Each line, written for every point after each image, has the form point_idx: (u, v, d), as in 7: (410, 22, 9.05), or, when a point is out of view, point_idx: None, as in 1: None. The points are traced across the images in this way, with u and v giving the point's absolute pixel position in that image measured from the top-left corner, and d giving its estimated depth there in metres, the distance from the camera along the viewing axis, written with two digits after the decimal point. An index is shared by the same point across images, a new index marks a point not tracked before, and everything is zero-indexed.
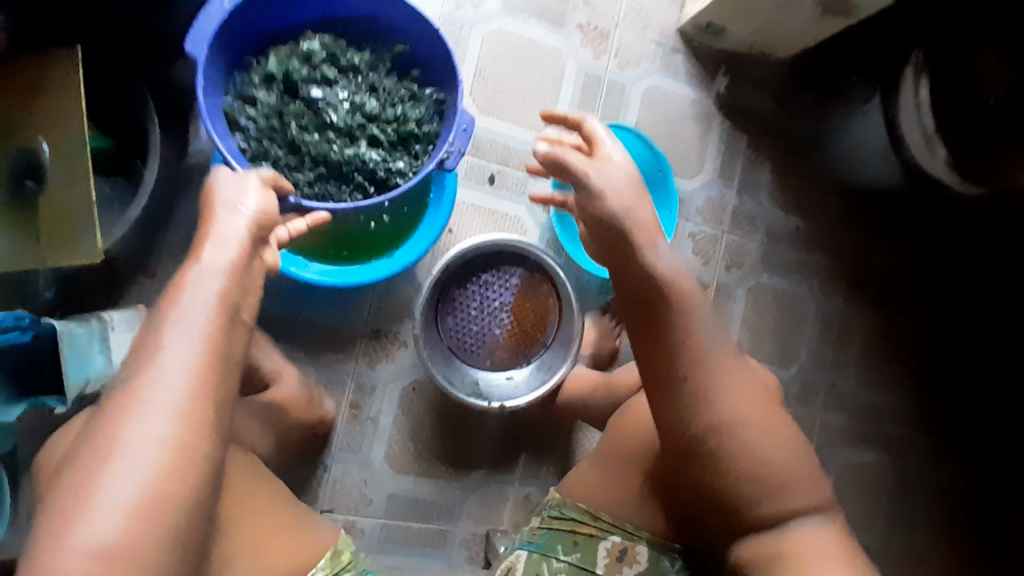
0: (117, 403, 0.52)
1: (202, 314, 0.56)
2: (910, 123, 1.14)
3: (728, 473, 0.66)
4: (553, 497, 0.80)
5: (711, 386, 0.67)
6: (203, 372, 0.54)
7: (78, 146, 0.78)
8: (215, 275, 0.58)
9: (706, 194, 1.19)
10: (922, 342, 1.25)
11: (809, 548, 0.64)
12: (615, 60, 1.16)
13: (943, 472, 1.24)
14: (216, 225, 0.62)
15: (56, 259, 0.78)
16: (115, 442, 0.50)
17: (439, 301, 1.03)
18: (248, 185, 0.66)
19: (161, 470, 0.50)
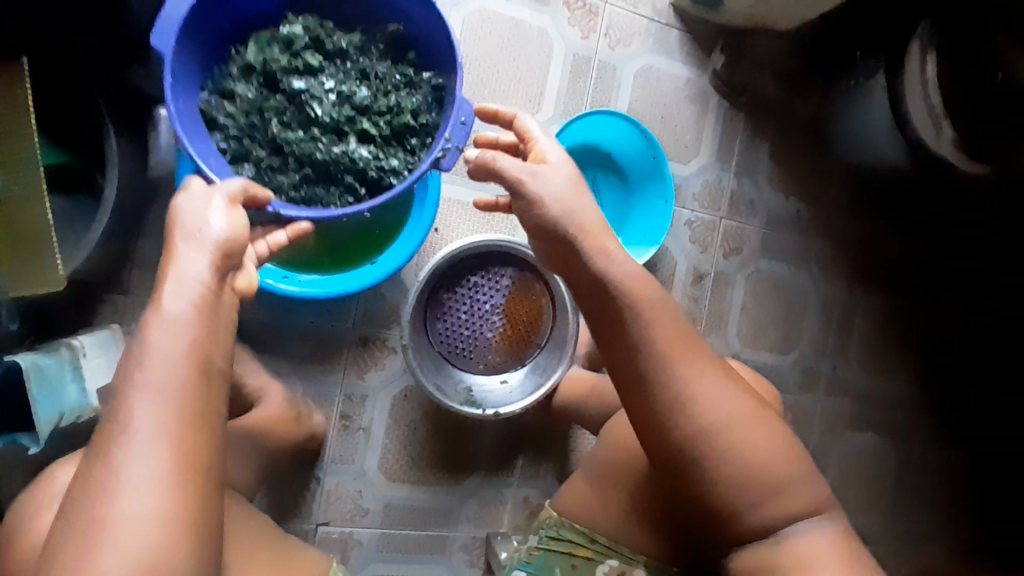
0: (94, 474, 0.50)
1: (174, 365, 0.53)
2: (916, 100, 1.09)
3: (720, 482, 0.59)
4: (551, 516, 0.76)
5: (694, 386, 0.60)
6: (176, 442, 0.51)
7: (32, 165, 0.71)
8: (180, 316, 0.55)
9: (703, 178, 1.14)
10: (923, 323, 1.23)
11: (814, 556, 0.58)
12: (605, 39, 1.09)
13: (944, 453, 1.23)
14: (171, 272, 0.57)
15: (15, 289, 0.73)
16: (101, 515, 0.48)
17: (428, 307, 0.98)
18: (212, 206, 0.61)
19: (153, 538, 0.48)
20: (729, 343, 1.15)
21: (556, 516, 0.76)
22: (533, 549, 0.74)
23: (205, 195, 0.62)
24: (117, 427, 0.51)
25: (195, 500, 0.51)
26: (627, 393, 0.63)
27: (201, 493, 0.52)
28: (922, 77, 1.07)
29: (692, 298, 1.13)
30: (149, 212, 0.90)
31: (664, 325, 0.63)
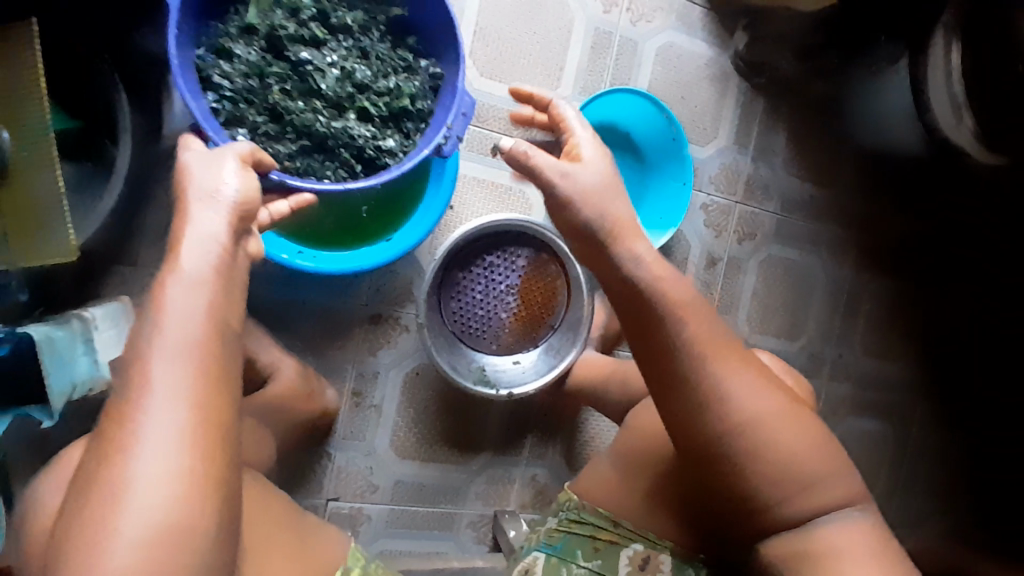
0: (110, 436, 0.46)
1: (191, 324, 0.49)
2: (939, 90, 1.09)
3: (751, 474, 0.60)
4: (571, 500, 0.78)
5: (726, 383, 0.60)
6: (203, 407, 0.47)
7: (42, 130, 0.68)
8: (196, 275, 0.51)
9: (720, 161, 1.13)
10: (929, 311, 1.24)
11: (845, 545, 0.59)
12: (627, 14, 1.06)
13: (943, 439, 1.26)
14: (193, 224, 0.53)
15: (28, 257, 0.69)
16: (116, 480, 0.45)
17: (442, 286, 0.98)
18: (224, 167, 0.57)
19: (173, 505, 0.45)
20: (739, 327, 1.15)
21: (578, 500, 0.78)
22: (553, 531, 0.76)
23: (218, 155, 0.58)
24: (132, 386, 0.47)
25: (216, 468, 0.47)
26: (656, 389, 0.63)
27: (223, 461, 0.48)
28: (947, 65, 1.05)
29: (704, 282, 1.13)
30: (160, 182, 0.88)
31: (696, 321, 0.62)
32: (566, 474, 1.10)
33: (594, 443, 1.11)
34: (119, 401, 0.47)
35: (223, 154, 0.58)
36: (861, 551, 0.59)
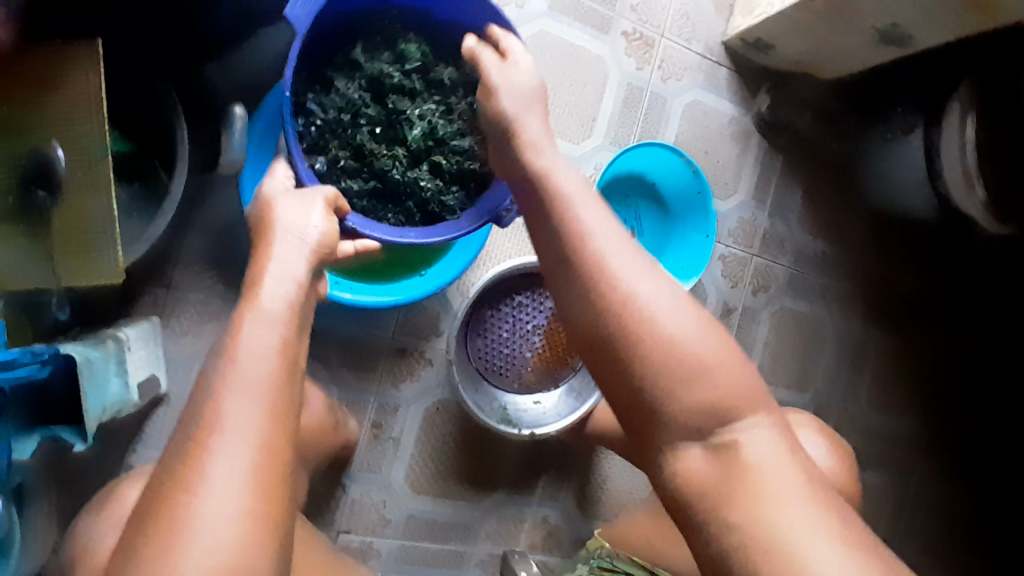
0: (176, 474, 0.45)
1: (265, 360, 0.50)
2: (952, 160, 1.14)
3: (660, 385, 0.55)
4: (604, 547, 0.81)
5: (628, 287, 0.58)
6: (268, 442, 0.47)
7: (96, 152, 0.65)
8: (274, 311, 0.53)
9: (739, 216, 1.16)
10: (931, 369, 1.28)
11: (763, 465, 0.54)
12: (658, 71, 1.11)
13: (942, 495, 1.28)
14: (275, 258, 0.57)
15: (69, 277, 0.67)
16: (180, 516, 0.43)
17: (469, 322, 0.99)
18: (310, 207, 0.62)
19: (237, 545, 0.43)
20: None
21: (609, 547, 0.80)
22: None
23: (301, 198, 0.63)
24: (204, 419, 0.46)
25: (278, 512, 0.46)
26: (570, 300, 0.60)
27: (283, 502, 0.47)
28: (961, 137, 1.12)
29: None
30: (202, 206, 0.89)
31: (600, 233, 0.61)
32: (576, 516, 1.11)
33: (606, 485, 1.12)
34: (187, 435, 0.46)
35: (305, 198, 0.63)
36: (784, 479, 0.53)
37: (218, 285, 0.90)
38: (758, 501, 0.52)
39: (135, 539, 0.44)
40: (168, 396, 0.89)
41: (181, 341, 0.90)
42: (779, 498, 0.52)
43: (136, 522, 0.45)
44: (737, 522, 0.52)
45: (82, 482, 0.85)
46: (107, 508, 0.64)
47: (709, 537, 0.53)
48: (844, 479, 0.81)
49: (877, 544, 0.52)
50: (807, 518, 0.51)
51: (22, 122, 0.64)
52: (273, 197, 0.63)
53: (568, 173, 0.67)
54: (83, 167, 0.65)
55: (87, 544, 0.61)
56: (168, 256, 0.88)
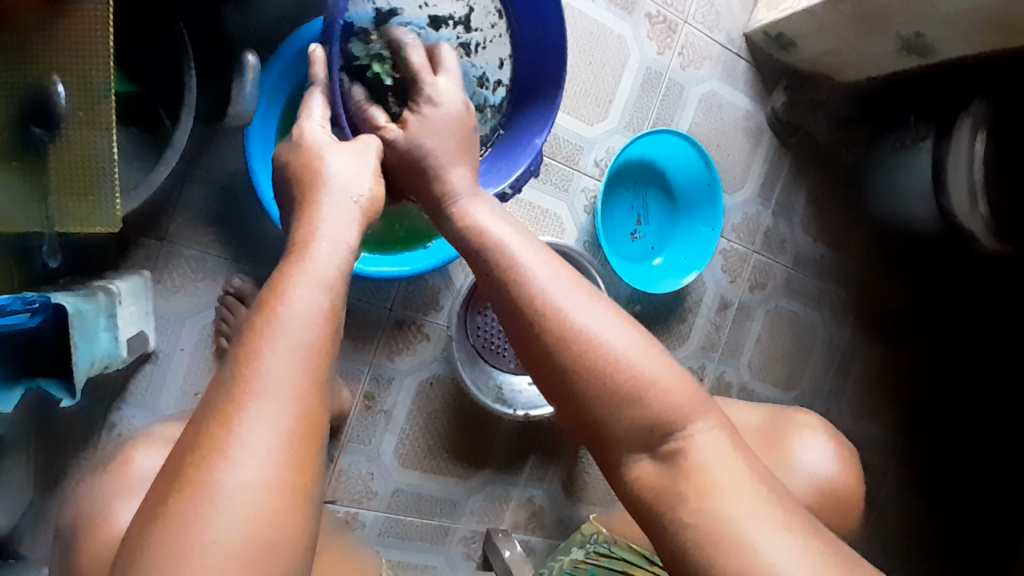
0: (210, 433, 0.42)
1: (311, 326, 0.47)
2: (959, 178, 1.16)
3: (602, 404, 0.52)
4: (601, 533, 0.82)
5: (564, 310, 0.54)
6: (301, 406, 0.44)
7: (101, 91, 0.56)
8: (328, 275, 0.51)
9: (744, 212, 1.16)
10: (911, 375, 1.32)
11: (715, 467, 0.51)
12: (678, 58, 1.09)
13: (910, 499, 1.32)
14: (327, 224, 0.55)
15: (60, 222, 0.58)
16: (209, 481, 0.40)
17: (472, 299, 0.98)
18: (364, 167, 0.61)
19: (270, 518, 0.41)
20: (739, 373, 1.18)
21: (607, 534, 0.82)
22: (581, 563, 0.80)
23: (354, 156, 0.61)
24: (242, 381, 0.44)
25: (309, 483, 0.43)
26: (509, 325, 0.56)
27: (315, 474, 0.44)
28: (970, 152, 1.14)
29: (714, 325, 1.15)
30: (201, 159, 0.85)
31: (539, 263, 0.57)
32: (561, 498, 1.11)
33: (590, 471, 1.13)
34: (225, 392, 0.44)
35: (356, 155, 0.62)
36: (731, 475, 0.50)
37: (216, 243, 0.87)
38: (716, 507, 0.49)
39: (159, 501, 0.41)
40: (155, 354, 0.85)
41: (173, 299, 0.86)
42: (734, 494, 0.49)
43: (162, 481, 0.42)
44: (693, 521, 0.49)
45: (65, 439, 0.82)
46: (114, 470, 0.63)
47: (670, 537, 0.50)
48: (851, 490, 0.82)
49: (842, 550, 0.49)
50: (763, 513, 0.48)
51: (14, 46, 0.55)
52: (323, 149, 0.60)
53: (501, 218, 0.63)
54: (86, 104, 0.56)
55: (91, 510, 0.59)
56: (163, 209, 0.84)
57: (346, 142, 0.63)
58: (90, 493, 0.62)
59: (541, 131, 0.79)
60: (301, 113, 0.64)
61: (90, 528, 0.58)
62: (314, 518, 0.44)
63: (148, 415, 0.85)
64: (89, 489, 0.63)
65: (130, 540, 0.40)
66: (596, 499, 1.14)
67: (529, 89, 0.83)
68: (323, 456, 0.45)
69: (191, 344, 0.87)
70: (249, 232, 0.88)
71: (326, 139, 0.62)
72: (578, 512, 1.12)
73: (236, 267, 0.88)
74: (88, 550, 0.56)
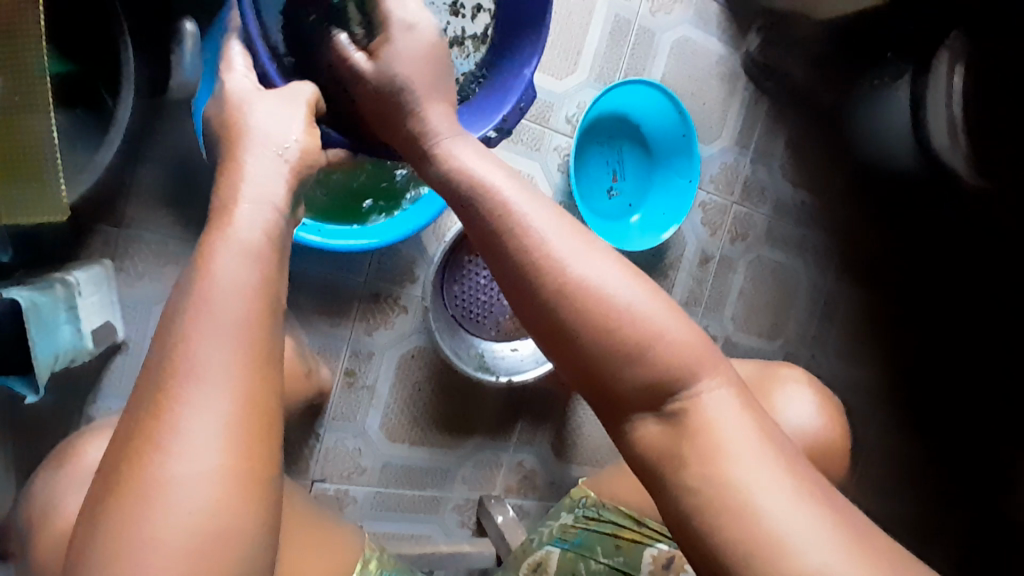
0: (143, 426, 0.41)
1: (241, 298, 0.45)
2: (940, 110, 1.15)
3: (611, 364, 0.49)
4: (589, 497, 0.81)
5: (567, 265, 0.50)
6: (240, 388, 0.42)
7: (35, 69, 0.53)
8: (253, 241, 0.48)
9: (723, 161, 1.14)
10: (895, 318, 1.32)
11: (725, 430, 0.48)
12: (648, 3, 1.05)
13: (898, 440, 1.33)
14: (247, 180, 0.51)
15: (9, 216, 0.56)
16: (145, 470, 0.39)
17: (447, 268, 0.97)
18: (289, 114, 0.58)
19: (220, 509, 0.40)
20: (724, 326, 1.17)
21: (596, 496, 0.80)
22: (570, 527, 0.80)
23: (282, 106, 0.58)
24: (172, 366, 0.42)
25: (263, 467, 0.42)
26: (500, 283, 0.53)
27: (268, 456, 0.43)
28: (948, 87, 1.13)
29: (696, 280, 1.13)
30: (154, 138, 0.81)
31: (534, 210, 0.53)
32: (552, 460, 1.12)
33: (581, 431, 1.13)
34: (155, 378, 0.42)
35: (282, 106, 0.58)
36: (740, 438, 0.48)
37: (176, 225, 0.84)
38: (732, 477, 0.46)
39: (105, 491, 0.40)
40: (126, 344, 0.83)
41: (137, 287, 0.83)
42: (744, 457, 0.47)
43: (101, 477, 0.41)
44: (697, 483, 0.47)
45: (36, 434, 0.80)
46: (65, 465, 0.62)
47: (677, 502, 0.48)
48: (834, 437, 0.82)
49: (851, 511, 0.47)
50: (779, 481, 0.46)
51: None
52: (244, 100, 0.57)
53: (487, 161, 0.58)
54: (20, 87, 0.53)
55: (56, 506, 0.58)
56: (117, 193, 0.81)
57: (275, 90, 0.60)
58: (52, 488, 0.61)
59: (530, 62, 0.74)
60: (222, 65, 0.61)
61: (50, 522, 0.57)
62: (274, 501, 0.43)
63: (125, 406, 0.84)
64: (50, 484, 0.61)
65: (75, 539, 0.40)
66: (586, 459, 1.14)
67: (517, 18, 0.78)
68: (277, 439, 0.44)
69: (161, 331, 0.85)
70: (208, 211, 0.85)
71: (247, 86, 0.59)
72: (569, 473, 1.13)
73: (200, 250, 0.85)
74: (57, 544, 0.54)
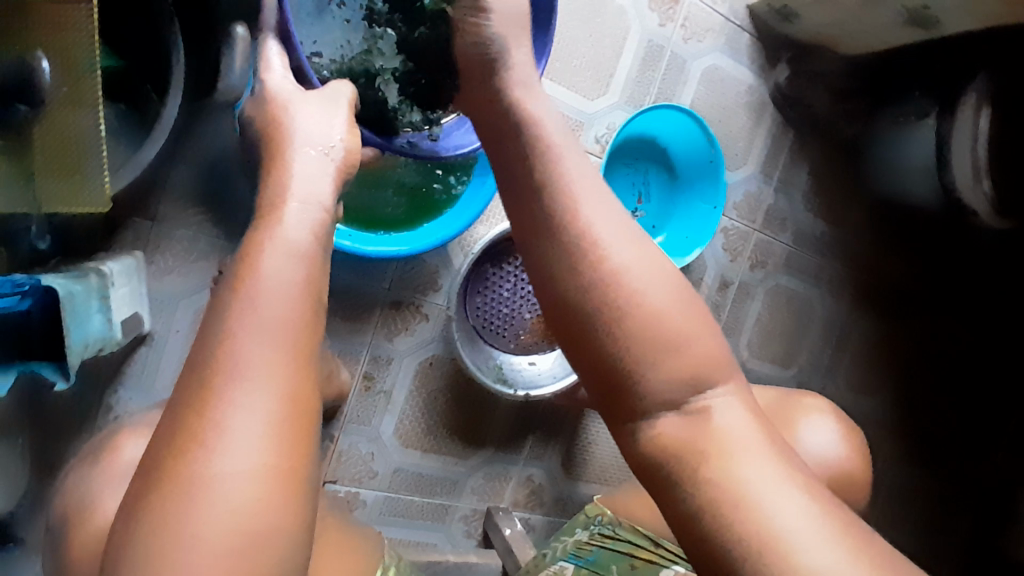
0: (185, 420, 0.41)
1: (289, 298, 0.46)
2: (963, 152, 1.16)
3: (646, 372, 0.49)
4: (604, 515, 0.82)
5: (635, 288, 0.50)
6: (287, 387, 0.43)
7: (85, 65, 0.54)
8: (301, 242, 0.49)
9: (746, 188, 1.15)
10: (908, 353, 1.32)
11: (737, 439, 0.48)
12: (680, 30, 1.07)
13: (905, 476, 1.33)
14: (295, 183, 0.53)
15: (49, 203, 0.56)
16: (189, 467, 0.40)
17: (471, 279, 0.98)
18: (333, 117, 0.59)
19: (260, 502, 0.40)
20: (738, 350, 1.18)
21: (612, 515, 0.82)
22: (586, 543, 0.80)
23: (320, 107, 0.59)
24: (220, 361, 0.43)
25: (304, 464, 0.43)
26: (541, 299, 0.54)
27: (307, 453, 0.43)
28: (974, 128, 1.14)
29: (713, 303, 1.14)
30: (193, 136, 0.82)
31: (623, 231, 0.53)
32: (560, 476, 1.12)
33: (590, 449, 1.13)
34: (198, 377, 0.42)
35: (326, 109, 0.59)
36: (751, 445, 0.48)
37: (207, 222, 0.85)
38: (749, 491, 0.46)
39: (148, 485, 0.40)
40: (150, 337, 0.84)
41: (165, 281, 0.84)
42: (759, 470, 0.47)
43: (142, 470, 0.41)
44: (711, 484, 0.47)
45: (60, 422, 0.81)
46: (104, 457, 0.62)
47: (687, 504, 0.48)
48: (853, 468, 0.82)
49: (871, 533, 0.47)
50: (797, 498, 0.46)
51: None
52: (288, 99, 0.58)
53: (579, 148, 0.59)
54: (70, 81, 0.54)
55: (85, 497, 0.59)
56: (154, 190, 0.82)
57: (315, 90, 0.61)
58: (88, 477, 0.61)
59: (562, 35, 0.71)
60: (260, 64, 0.61)
61: (84, 515, 0.58)
62: (311, 505, 0.43)
63: (145, 398, 0.85)
64: (83, 475, 0.62)
65: (117, 533, 0.40)
66: (596, 478, 1.15)
67: None
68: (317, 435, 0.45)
69: (186, 326, 0.86)
70: (241, 211, 0.86)
71: (288, 88, 0.59)
72: (578, 489, 1.13)
73: (229, 249, 0.86)
74: (86, 539, 0.55)
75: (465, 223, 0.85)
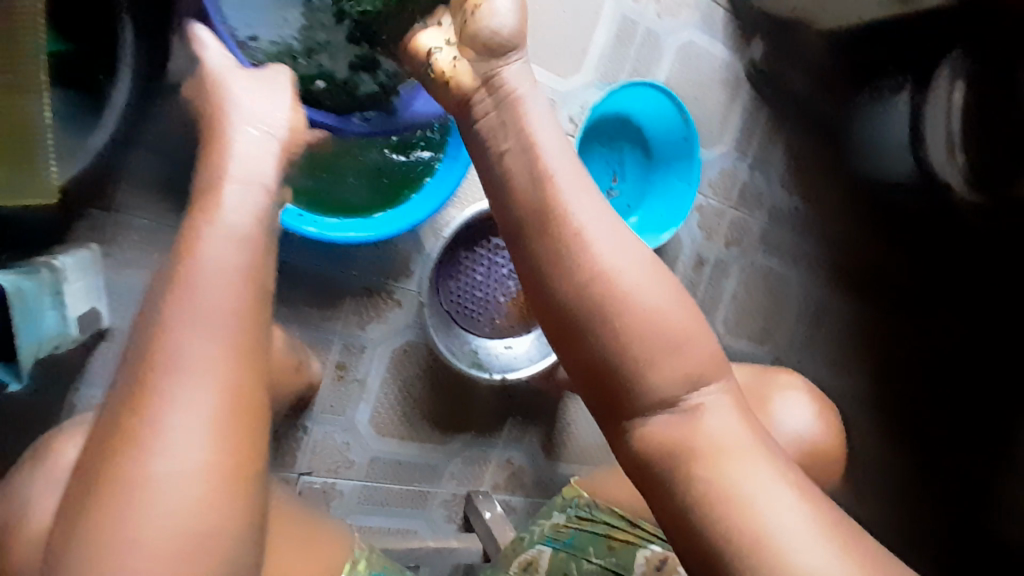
0: (125, 425, 0.39)
1: (229, 288, 0.44)
2: (937, 126, 1.18)
3: (633, 368, 0.48)
4: (581, 496, 0.82)
5: (606, 275, 0.49)
6: (229, 380, 0.42)
7: (29, 47, 0.49)
8: (243, 227, 0.48)
9: (721, 166, 1.14)
10: (881, 327, 1.34)
11: (730, 439, 0.48)
12: (654, 6, 1.04)
13: (880, 448, 1.34)
14: (233, 164, 0.51)
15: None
16: (130, 473, 0.38)
17: (444, 264, 0.96)
18: (275, 95, 0.57)
19: (205, 502, 0.39)
20: (715, 328, 1.17)
21: (588, 496, 0.81)
22: (563, 526, 0.80)
23: (260, 86, 0.57)
24: (157, 357, 0.41)
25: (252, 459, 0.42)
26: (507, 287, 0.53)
27: (255, 448, 0.42)
28: (947, 101, 1.16)
29: (690, 282, 1.14)
30: (146, 120, 0.78)
31: (593, 218, 0.51)
32: (541, 459, 1.12)
33: (570, 431, 1.13)
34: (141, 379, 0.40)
35: (265, 88, 0.57)
36: (742, 444, 0.48)
37: (167, 211, 0.81)
38: (742, 491, 0.45)
39: (88, 494, 0.38)
40: (110, 331, 0.81)
41: (125, 273, 0.81)
42: (751, 470, 0.47)
43: (83, 479, 0.39)
44: (703, 483, 0.46)
45: (14, 421, 0.78)
46: (53, 459, 0.59)
47: (677, 503, 0.47)
48: (828, 445, 0.83)
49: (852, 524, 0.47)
50: (786, 496, 0.46)
51: None
52: (222, 78, 0.56)
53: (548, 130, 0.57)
54: (11, 64, 0.49)
55: (34, 503, 0.56)
56: (108, 178, 0.78)
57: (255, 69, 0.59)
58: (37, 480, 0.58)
59: None
60: (197, 42, 0.59)
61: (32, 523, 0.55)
62: (259, 499, 0.42)
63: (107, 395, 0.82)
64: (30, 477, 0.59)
65: (57, 543, 0.38)
66: (576, 459, 1.15)
67: None
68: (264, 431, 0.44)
69: None
70: None
71: (230, 64, 0.57)
72: (559, 471, 1.13)
73: None
74: (33, 551, 0.52)
75: (434, 203, 0.81)
